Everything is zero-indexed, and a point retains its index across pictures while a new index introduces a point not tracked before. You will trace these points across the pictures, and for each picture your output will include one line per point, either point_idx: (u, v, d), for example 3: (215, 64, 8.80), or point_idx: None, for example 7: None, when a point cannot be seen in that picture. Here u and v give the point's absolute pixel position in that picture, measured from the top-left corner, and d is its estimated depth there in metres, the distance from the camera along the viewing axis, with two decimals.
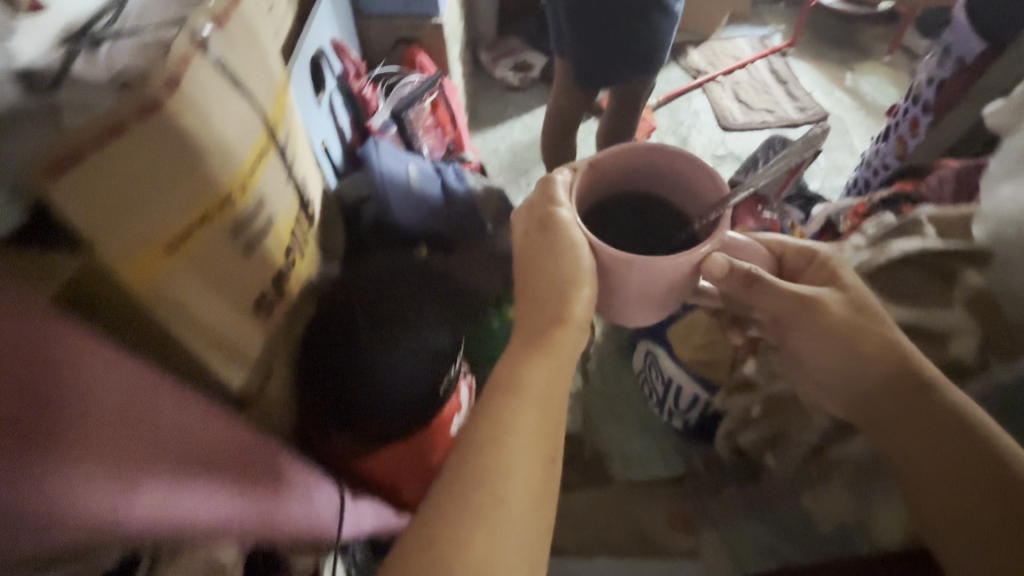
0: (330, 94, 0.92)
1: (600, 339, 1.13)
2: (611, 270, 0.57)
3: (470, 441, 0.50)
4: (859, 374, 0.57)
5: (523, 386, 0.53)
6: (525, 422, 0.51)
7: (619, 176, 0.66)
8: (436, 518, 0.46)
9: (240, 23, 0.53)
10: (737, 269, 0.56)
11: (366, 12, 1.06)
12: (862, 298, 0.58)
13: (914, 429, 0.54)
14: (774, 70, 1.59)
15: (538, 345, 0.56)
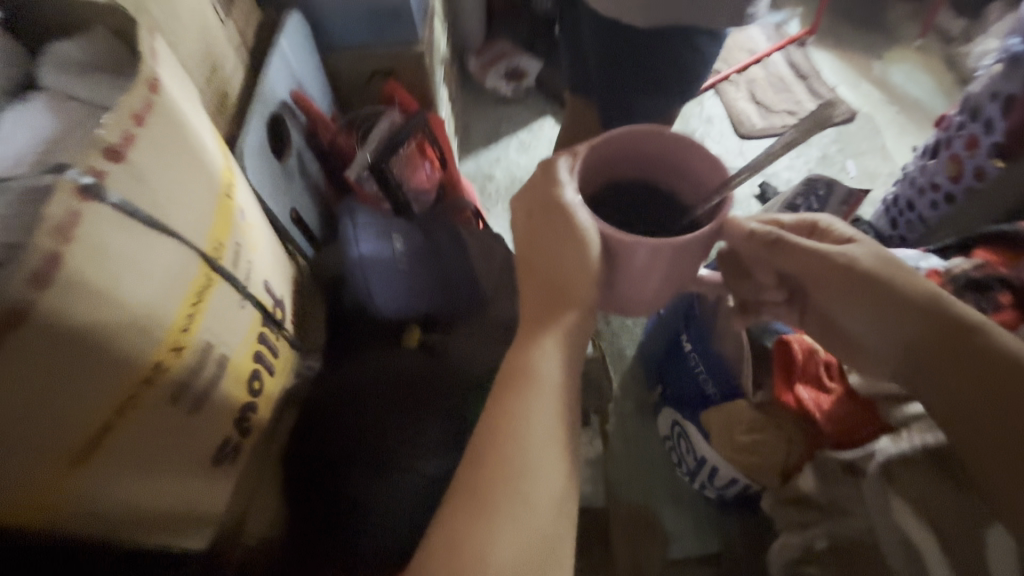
0: (297, 152, 0.80)
1: (618, 395, 1.02)
2: (612, 257, 0.51)
3: (483, 434, 0.47)
4: (898, 323, 0.53)
5: (537, 376, 0.50)
6: (541, 414, 0.48)
7: (618, 159, 0.55)
8: (462, 513, 0.43)
9: (154, 143, 0.40)
10: (754, 236, 0.52)
11: (332, 43, 0.92)
12: (885, 252, 0.54)
13: (938, 387, 0.51)
14: (793, 63, 1.44)
15: (547, 328, 0.53)
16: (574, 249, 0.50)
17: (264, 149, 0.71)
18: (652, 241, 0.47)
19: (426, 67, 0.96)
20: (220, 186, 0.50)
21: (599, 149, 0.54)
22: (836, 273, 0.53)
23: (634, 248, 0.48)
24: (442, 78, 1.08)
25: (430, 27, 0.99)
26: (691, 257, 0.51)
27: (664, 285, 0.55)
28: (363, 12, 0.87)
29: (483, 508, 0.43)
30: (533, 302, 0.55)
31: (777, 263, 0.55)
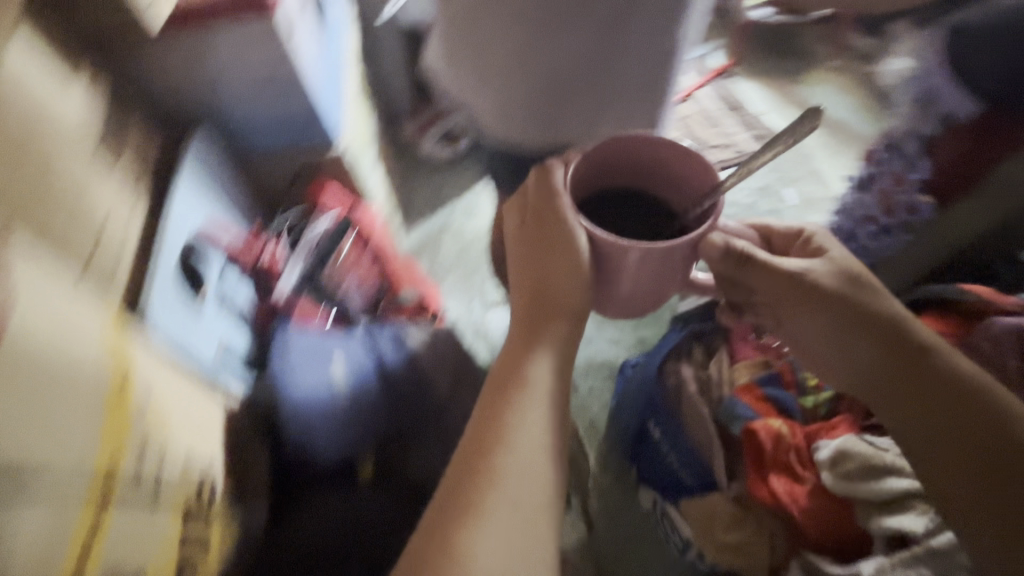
0: (215, 282, 0.73)
1: (595, 471, 0.98)
2: (607, 260, 0.51)
3: (465, 445, 0.48)
4: (854, 346, 0.54)
5: (528, 387, 0.50)
6: (530, 420, 0.48)
7: (609, 164, 0.56)
8: (442, 522, 0.44)
9: (7, 391, 0.38)
10: (731, 249, 0.51)
11: (247, 149, 0.87)
12: (851, 269, 0.54)
13: (887, 401, 0.53)
14: (722, 96, 1.46)
15: (533, 334, 0.53)
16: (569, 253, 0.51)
17: (175, 290, 0.64)
18: (639, 244, 0.47)
19: (346, 162, 0.92)
20: (105, 394, 0.47)
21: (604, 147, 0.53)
22: (798, 288, 0.54)
23: (627, 249, 0.48)
24: (369, 164, 1.05)
25: (349, 120, 0.95)
26: (684, 259, 0.50)
27: (638, 289, 0.54)
28: (274, 119, 0.82)
29: (465, 515, 0.44)
30: (521, 315, 0.55)
31: (750, 282, 0.55)
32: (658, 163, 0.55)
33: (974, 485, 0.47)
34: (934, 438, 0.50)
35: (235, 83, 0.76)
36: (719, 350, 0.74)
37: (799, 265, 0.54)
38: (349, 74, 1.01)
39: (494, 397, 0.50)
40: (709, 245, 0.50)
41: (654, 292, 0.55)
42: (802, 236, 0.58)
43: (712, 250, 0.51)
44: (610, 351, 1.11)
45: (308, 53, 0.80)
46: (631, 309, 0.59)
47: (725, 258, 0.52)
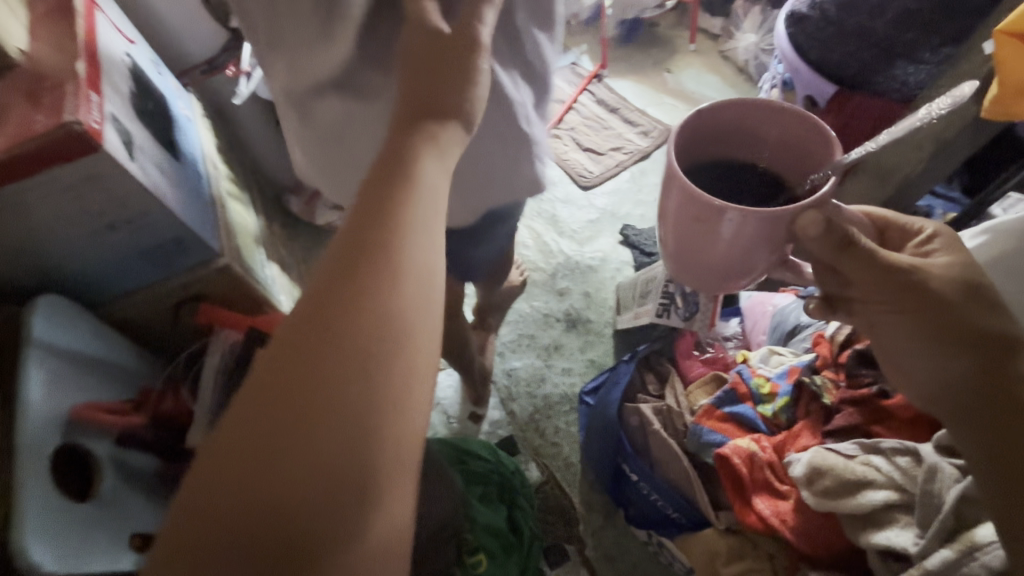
0: (107, 464, 0.64)
1: (582, 513, 0.95)
2: (696, 223, 0.46)
3: (294, 362, 0.26)
4: (952, 356, 0.46)
5: (398, 245, 0.28)
6: (410, 292, 0.28)
7: (722, 131, 0.51)
8: (296, 507, 0.24)
9: None
10: (837, 228, 0.42)
11: (110, 295, 0.75)
12: (976, 280, 0.46)
13: (965, 418, 0.46)
14: (601, 100, 1.48)
15: (416, 109, 0.32)
16: (444, 99, 0.32)
17: (53, 499, 0.55)
18: (740, 211, 0.42)
19: (238, 274, 0.81)
20: None
21: (728, 104, 0.49)
22: (899, 285, 0.45)
23: (721, 214, 0.43)
24: (262, 263, 0.95)
25: (227, 227, 0.85)
26: (783, 237, 0.44)
27: (735, 259, 0.48)
28: (139, 255, 0.71)
29: (340, 478, 0.25)
30: (415, 84, 0.32)
31: (848, 272, 0.45)
32: (776, 141, 0.50)
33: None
34: (996, 460, 0.44)
35: (82, 232, 0.65)
36: (671, 376, 0.74)
37: (914, 261, 0.45)
38: (212, 174, 0.91)
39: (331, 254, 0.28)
40: (807, 221, 0.41)
41: (742, 263, 0.48)
42: (923, 236, 0.49)
43: (811, 229, 0.41)
44: (566, 383, 1.08)
45: (161, 175, 0.70)
46: (717, 282, 0.52)
47: (828, 237, 0.42)
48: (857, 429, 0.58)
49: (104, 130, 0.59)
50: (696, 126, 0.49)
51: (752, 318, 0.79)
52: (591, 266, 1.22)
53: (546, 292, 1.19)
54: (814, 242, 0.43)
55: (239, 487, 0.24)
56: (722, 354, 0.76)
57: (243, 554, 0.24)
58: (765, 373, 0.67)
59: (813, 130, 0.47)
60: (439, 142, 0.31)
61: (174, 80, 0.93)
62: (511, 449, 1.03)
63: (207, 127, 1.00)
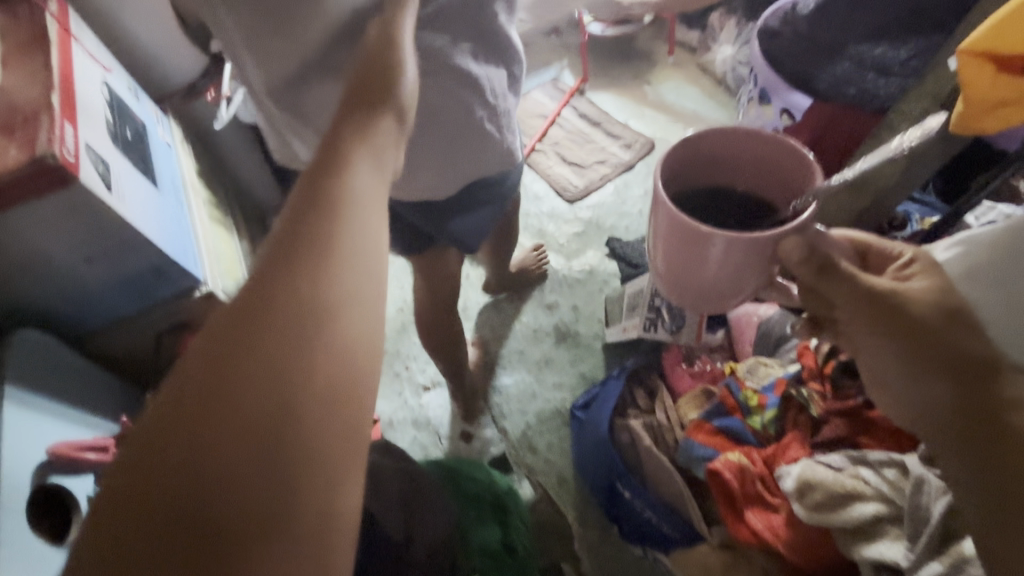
0: (88, 501, 0.62)
1: (578, 530, 0.95)
2: (685, 249, 0.48)
3: (239, 361, 0.25)
4: (930, 382, 0.41)
5: (336, 234, 0.28)
6: (360, 293, 0.28)
7: (709, 158, 0.51)
8: (232, 502, 0.23)
9: None
10: (817, 253, 0.43)
11: (88, 328, 0.73)
12: (957, 302, 0.42)
13: (955, 453, 0.40)
14: (583, 113, 1.50)
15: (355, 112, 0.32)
16: (385, 101, 0.33)
17: (28, 540, 0.52)
18: (724, 236, 0.44)
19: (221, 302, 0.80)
20: None
21: (714, 132, 0.49)
22: (879, 306, 0.43)
23: (708, 241, 0.45)
24: (246, 288, 0.94)
25: (210, 256, 0.84)
26: (765, 261, 0.46)
27: (725, 281, 0.49)
28: (116, 287, 0.70)
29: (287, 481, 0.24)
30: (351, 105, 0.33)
31: (831, 296, 0.45)
32: (760, 167, 0.51)
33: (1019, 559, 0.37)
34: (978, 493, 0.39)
35: (57, 267, 0.64)
36: (661, 391, 0.74)
37: (886, 283, 0.43)
38: (193, 201, 0.90)
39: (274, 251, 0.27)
40: (789, 246, 0.43)
41: (731, 284, 0.49)
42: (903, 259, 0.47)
43: (793, 252, 0.43)
44: (557, 398, 1.08)
45: (139, 203, 0.69)
46: (707, 302, 0.54)
47: (807, 262, 0.43)
48: (843, 440, 0.59)
49: (80, 164, 0.59)
50: (682, 155, 0.50)
51: (738, 328, 0.78)
52: (579, 279, 1.22)
53: (534, 307, 1.19)
54: (797, 264, 0.44)
55: (169, 486, 0.23)
56: (709, 366, 0.75)
57: (169, 556, 0.22)
58: (753, 386, 0.67)
59: (795, 158, 0.48)
60: (378, 142, 0.32)
61: (153, 106, 0.93)
62: (504, 467, 1.02)
63: (187, 153, 1.00)
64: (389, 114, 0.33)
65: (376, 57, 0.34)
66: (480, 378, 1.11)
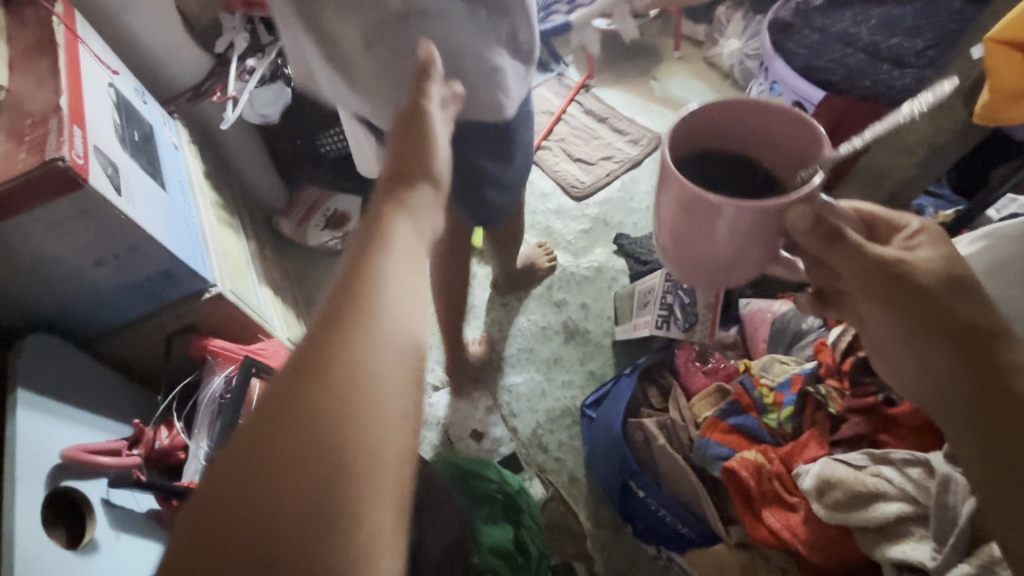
0: (103, 504, 0.62)
1: (590, 529, 0.94)
2: (691, 220, 0.44)
3: (297, 384, 0.29)
4: (930, 353, 0.43)
5: (379, 279, 0.33)
6: (397, 331, 0.32)
7: (716, 129, 0.48)
8: (275, 515, 0.26)
9: None
10: (824, 220, 0.40)
11: (100, 332, 0.74)
12: (961, 271, 0.42)
13: (959, 421, 0.42)
14: (589, 110, 1.49)
15: (395, 180, 0.38)
16: (421, 176, 0.38)
17: (46, 541, 0.52)
18: (733, 203, 0.41)
19: (232, 303, 0.79)
20: None
21: (725, 103, 0.46)
22: (888, 280, 0.42)
23: (715, 211, 0.42)
24: (256, 289, 0.93)
25: (218, 256, 0.84)
26: (774, 231, 0.43)
27: (732, 256, 0.46)
28: (126, 290, 0.70)
29: (326, 494, 0.27)
30: (393, 162, 0.39)
31: (836, 264, 0.43)
32: (771, 138, 0.47)
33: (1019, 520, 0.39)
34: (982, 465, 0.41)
35: (68, 270, 0.64)
36: (674, 389, 0.74)
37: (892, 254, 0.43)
38: (201, 202, 0.90)
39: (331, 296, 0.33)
40: (794, 214, 0.40)
41: (733, 259, 0.47)
42: (907, 228, 0.46)
43: (799, 222, 0.40)
44: (566, 396, 1.07)
45: (148, 205, 0.69)
46: (709, 279, 0.51)
47: (814, 232, 0.41)
48: (863, 438, 0.58)
49: (89, 167, 0.58)
50: (686, 127, 0.47)
51: (753, 324, 0.77)
52: (587, 277, 1.22)
53: (543, 305, 1.18)
54: (804, 235, 0.42)
55: (226, 494, 0.27)
56: (723, 363, 0.74)
57: (227, 565, 0.26)
58: (768, 383, 0.66)
59: (806, 131, 0.44)
60: (418, 208, 0.37)
61: (160, 108, 0.93)
62: (514, 466, 1.01)
63: (195, 155, 1.00)
64: (427, 182, 0.38)
65: (406, 138, 0.39)
66: (489, 377, 1.10)
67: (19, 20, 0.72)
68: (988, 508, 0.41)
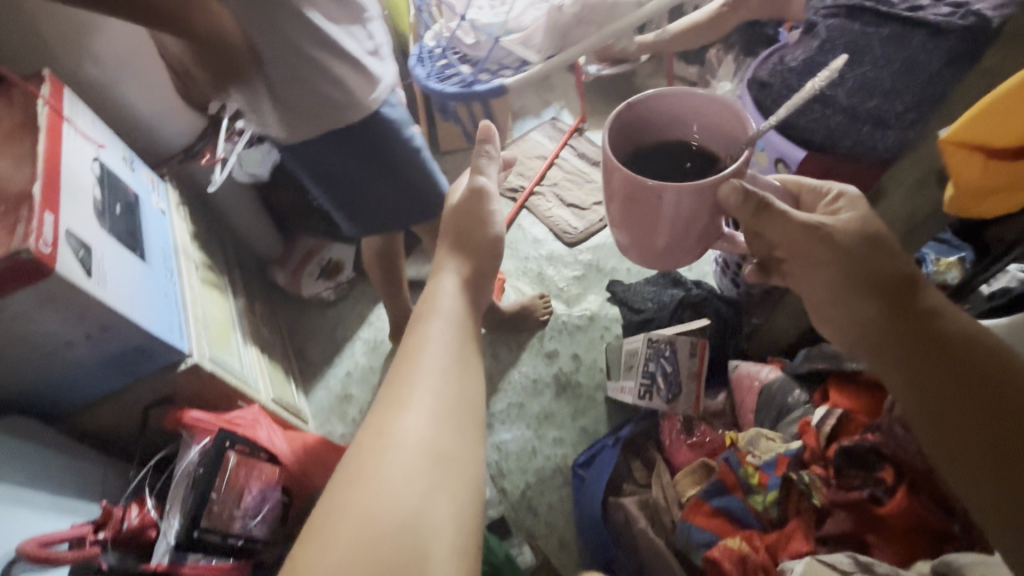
0: None
1: None
2: (636, 208, 0.48)
3: (398, 405, 0.45)
4: (857, 305, 0.49)
5: (435, 318, 0.52)
6: (460, 367, 0.49)
7: (650, 120, 0.52)
8: (400, 484, 0.41)
9: None
10: (753, 195, 0.45)
11: (74, 405, 0.74)
12: (875, 231, 0.49)
13: (907, 366, 0.47)
14: (582, 153, 1.49)
15: (464, 236, 0.58)
16: (489, 255, 0.58)
17: None
18: (671, 187, 0.44)
19: (210, 373, 0.78)
20: None
21: (655, 96, 0.50)
22: (809, 237, 0.48)
23: (659, 194, 0.45)
24: (238, 349, 0.93)
25: (198, 325, 0.83)
26: (712, 208, 0.47)
27: (678, 237, 0.50)
28: (101, 365, 0.70)
29: (429, 473, 0.42)
30: (450, 219, 0.60)
31: (769, 233, 0.48)
32: (698, 122, 0.52)
33: (967, 442, 0.44)
34: (971, 442, 0.43)
35: (40, 350, 0.65)
36: (658, 463, 0.71)
37: (816, 217, 0.48)
38: (185, 267, 0.90)
39: (408, 339, 0.50)
40: (726, 190, 0.44)
41: (685, 232, 0.49)
42: (831, 196, 0.51)
43: (731, 197, 0.45)
44: (557, 454, 1.04)
45: (123, 282, 0.69)
46: (666, 260, 0.54)
47: (744, 205, 0.46)
48: (849, 536, 0.55)
49: (58, 252, 0.59)
50: (632, 118, 0.50)
51: (741, 392, 0.73)
52: (579, 325, 1.19)
53: (534, 357, 1.16)
54: (736, 210, 0.46)
55: (359, 479, 0.41)
56: (709, 436, 0.72)
57: (368, 519, 0.39)
58: (755, 461, 0.63)
59: (728, 113, 0.49)
60: (476, 271, 0.57)
61: (150, 174, 0.95)
62: (503, 530, 0.98)
63: (184, 216, 1.01)
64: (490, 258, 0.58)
65: (476, 218, 0.59)
66: None
67: (7, 101, 0.74)
68: (953, 453, 0.45)
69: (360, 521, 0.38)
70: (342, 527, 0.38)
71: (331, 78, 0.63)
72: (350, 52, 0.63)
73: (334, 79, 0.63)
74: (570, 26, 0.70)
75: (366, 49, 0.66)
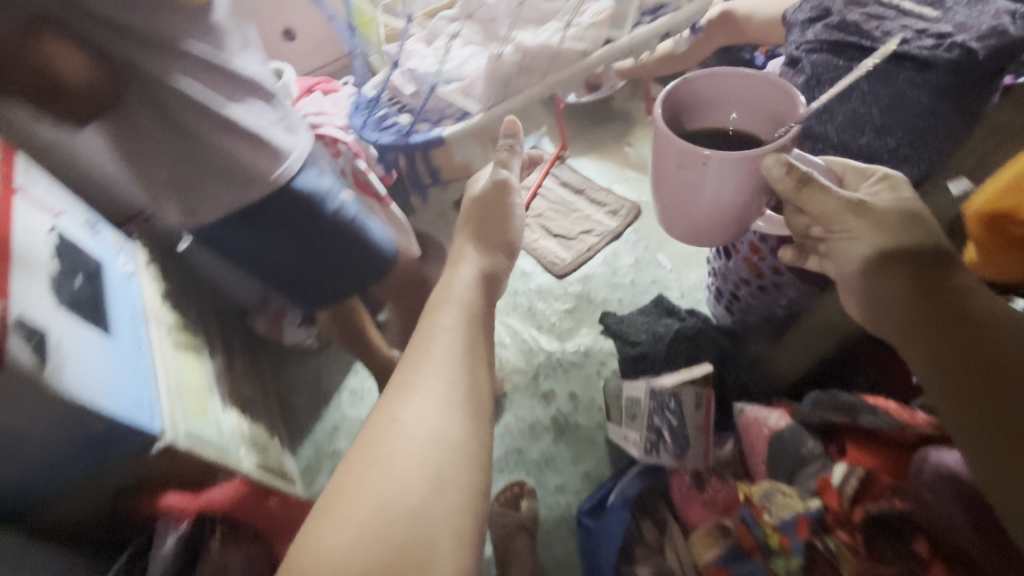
0: None
1: None
2: (682, 175, 0.50)
3: (412, 392, 0.47)
4: (887, 280, 0.53)
5: (462, 310, 0.53)
6: (476, 363, 0.51)
7: (696, 99, 0.54)
8: (410, 471, 0.42)
9: None
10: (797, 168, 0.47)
11: (39, 499, 0.68)
12: (914, 209, 0.53)
13: (933, 341, 0.51)
14: (564, 181, 1.46)
15: (496, 225, 0.61)
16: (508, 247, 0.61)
17: None
18: (716, 156, 0.47)
19: (187, 450, 0.72)
20: None
21: (709, 72, 0.52)
22: (851, 210, 0.51)
23: (705, 164, 0.47)
24: (215, 414, 0.87)
25: (172, 396, 0.77)
26: (758, 181, 0.49)
27: (715, 209, 0.53)
28: (66, 455, 0.65)
29: (440, 464, 0.43)
30: (481, 203, 0.62)
31: (812, 206, 0.50)
32: (742, 101, 0.54)
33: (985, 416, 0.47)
34: (984, 414, 0.47)
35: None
36: (670, 525, 0.69)
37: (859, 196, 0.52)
38: (155, 334, 0.84)
39: (423, 328, 0.52)
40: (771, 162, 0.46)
41: (724, 204, 0.52)
42: (876, 176, 0.55)
43: (775, 169, 0.46)
44: (561, 503, 1.00)
45: (84, 364, 0.63)
46: (700, 232, 0.57)
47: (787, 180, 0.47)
48: None
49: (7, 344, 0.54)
50: (681, 95, 0.52)
51: (749, 437, 0.70)
52: (575, 361, 1.16)
53: (529, 399, 1.12)
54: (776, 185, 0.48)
55: (373, 464, 0.43)
56: (721, 490, 0.68)
57: (379, 505, 0.41)
58: (772, 521, 0.60)
59: (775, 92, 0.51)
60: (494, 268, 0.59)
61: (115, 235, 0.89)
62: None
63: (155, 275, 0.96)
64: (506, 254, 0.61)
65: (500, 214, 0.62)
66: None
67: None
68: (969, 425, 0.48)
69: (373, 503, 0.41)
70: (356, 508, 0.40)
71: (221, 150, 0.68)
72: (246, 129, 0.67)
73: (231, 154, 0.68)
74: (512, 76, 0.66)
75: (273, 124, 0.70)
